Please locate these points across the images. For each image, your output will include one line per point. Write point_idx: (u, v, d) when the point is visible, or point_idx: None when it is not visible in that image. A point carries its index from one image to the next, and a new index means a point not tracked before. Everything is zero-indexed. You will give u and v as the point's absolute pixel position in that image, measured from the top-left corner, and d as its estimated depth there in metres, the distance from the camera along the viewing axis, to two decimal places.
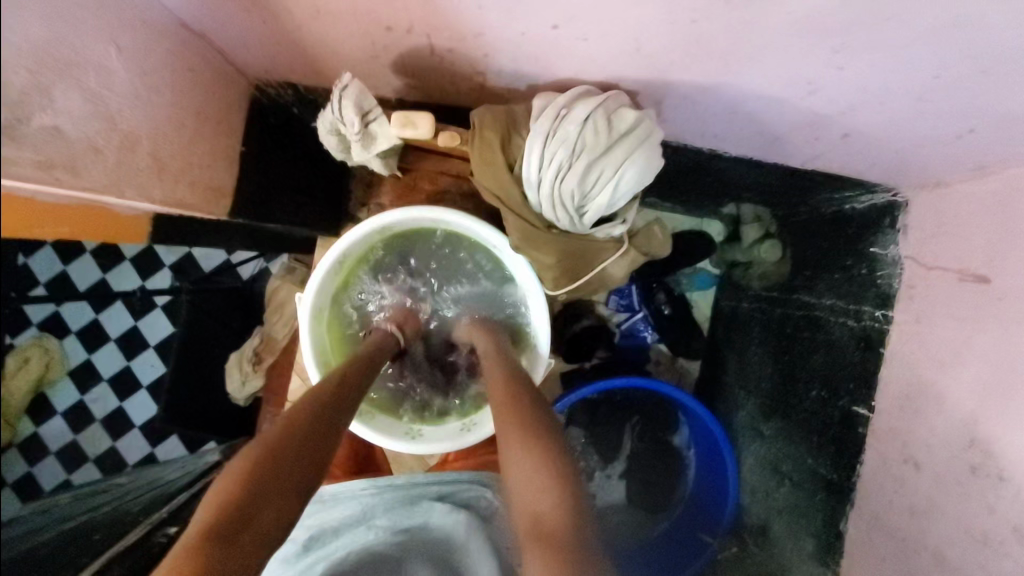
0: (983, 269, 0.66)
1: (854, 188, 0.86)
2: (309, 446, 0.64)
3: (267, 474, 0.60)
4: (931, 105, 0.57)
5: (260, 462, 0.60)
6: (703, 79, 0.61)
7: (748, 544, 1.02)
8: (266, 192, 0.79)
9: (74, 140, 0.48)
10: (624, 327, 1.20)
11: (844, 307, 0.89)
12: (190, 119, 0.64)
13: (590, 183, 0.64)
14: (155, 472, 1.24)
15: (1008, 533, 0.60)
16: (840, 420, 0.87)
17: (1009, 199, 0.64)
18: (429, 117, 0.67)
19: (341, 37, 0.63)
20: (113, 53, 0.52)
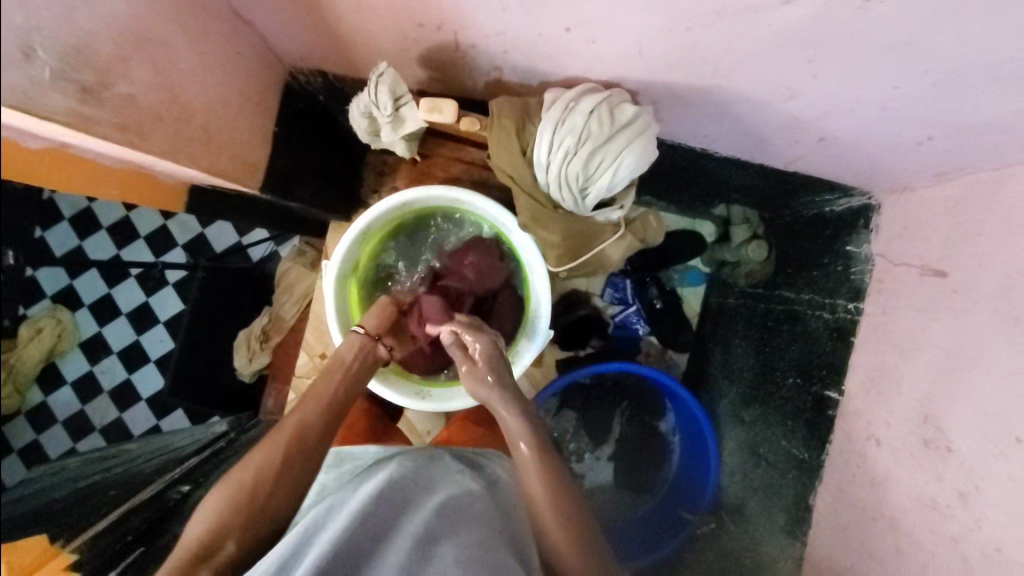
0: (941, 264, 0.74)
1: (833, 191, 0.94)
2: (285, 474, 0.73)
3: (242, 510, 0.69)
4: (895, 113, 0.64)
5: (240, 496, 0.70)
6: (696, 83, 0.68)
7: (725, 522, 1.10)
8: (291, 172, 0.86)
9: (143, 107, 0.55)
10: (618, 319, 1.27)
11: (821, 301, 0.97)
12: (234, 98, 0.70)
13: (593, 168, 0.71)
14: (162, 440, 1.27)
15: (953, 498, 0.66)
16: (812, 404, 0.94)
17: (964, 201, 0.72)
18: (454, 103, 0.74)
19: (376, 30, 0.70)
20: (179, 34, 0.59)
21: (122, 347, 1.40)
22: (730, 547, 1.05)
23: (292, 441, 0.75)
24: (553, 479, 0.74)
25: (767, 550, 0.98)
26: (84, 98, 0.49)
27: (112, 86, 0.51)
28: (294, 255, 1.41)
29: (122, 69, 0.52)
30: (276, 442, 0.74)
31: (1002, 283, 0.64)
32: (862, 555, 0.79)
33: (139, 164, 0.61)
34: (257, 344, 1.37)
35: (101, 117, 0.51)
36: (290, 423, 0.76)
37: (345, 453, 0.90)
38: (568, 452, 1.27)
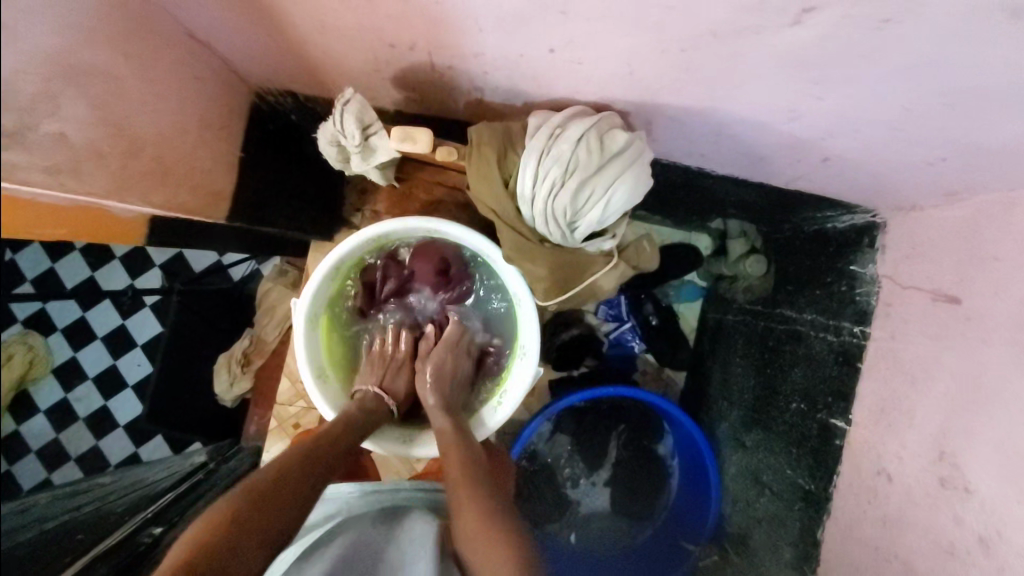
0: (954, 290, 0.69)
1: (835, 208, 0.89)
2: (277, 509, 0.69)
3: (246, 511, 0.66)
4: (904, 135, 0.60)
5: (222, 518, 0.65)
6: (691, 103, 0.63)
7: (728, 553, 1.06)
8: (264, 197, 0.80)
9: (78, 145, 0.49)
10: (612, 337, 1.22)
11: (824, 322, 0.93)
12: (193, 126, 0.65)
13: (582, 200, 0.66)
14: (138, 473, 1.19)
15: (974, 543, 0.62)
16: (817, 433, 0.90)
17: (978, 225, 0.67)
18: (429, 134, 0.69)
19: (345, 50, 0.64)
20: (119, 61, 0.53)
21: None
22: None
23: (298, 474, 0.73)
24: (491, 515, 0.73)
25: None
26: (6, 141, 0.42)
27: (41, 125, 0.45)
28: (273, 276, 1.40)
29: (54, 105, 0.46)
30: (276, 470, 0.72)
31: (1021, 314, 0.60)
32: None
33: (91, 202, 0.52)
34: (237, 368, 1.35)
35: (29, 161, 0.45)
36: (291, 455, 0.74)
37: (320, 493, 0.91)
38: (562, 478, 1.22)
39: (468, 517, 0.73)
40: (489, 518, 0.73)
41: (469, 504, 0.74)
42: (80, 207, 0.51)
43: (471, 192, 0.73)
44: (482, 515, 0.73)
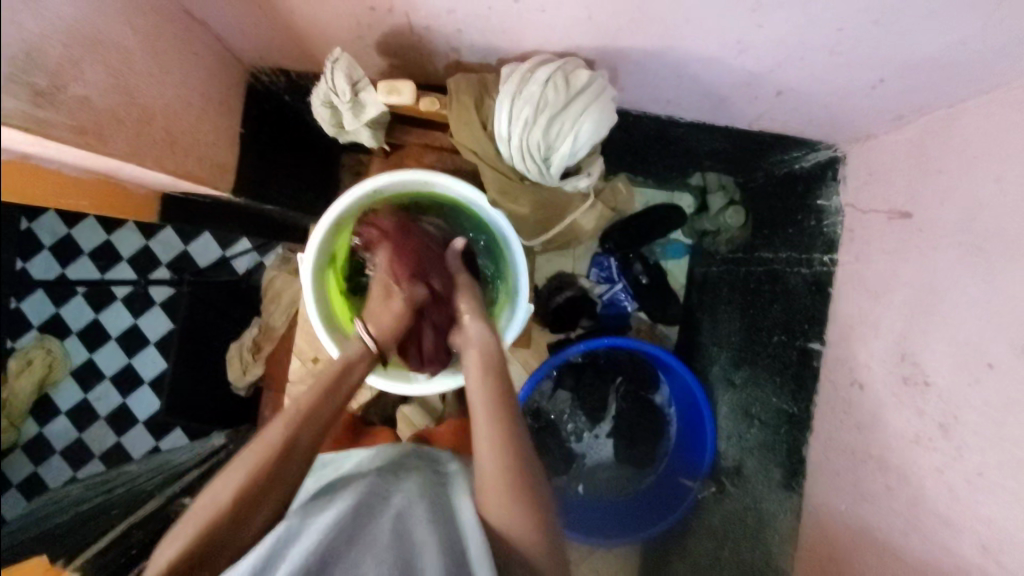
0: (906, 205, 0.75)
1: (801, 147, 0.95)
2: (267, 501, 0.69)
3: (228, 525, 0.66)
4: (840, 58, 0.67)
5: (220, 517, 0.66)
6: (649, 43, 0.69)
7: (725, 486, 1.11)
8: (263, 173, 0.87)
9: (99, 108, 0.55)
10: (605, 298, 1.27)
11: (798, 257, 0.98)
12: (195, 100, 0.71)
13: (553, 134, 0.72)
14: (162, 459, 1.26)
15: (935, 430, 0.68)
16: (798, 358, 0.96)
17: (924, 142, 0.73)
18: (412, 84, 0.75)
19: (328, 18, 0.70)
20: (131, 36, 0.59)
21: (114, 371, 1.39)
22: (731, 509, 1.07)
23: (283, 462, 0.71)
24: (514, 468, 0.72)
25: (765, 506, 1.00)
26: (39, 101, 0.48)
27: (66, 88, 0.51)
28: (279, 262, 1.36)
29: (73, 72, 0.52)
30: (256, 463, 0.70)
31: (962, 215, 0.66)
32: (855, 498, 0.81)
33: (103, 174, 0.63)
34: (248, 356, 1.32)
35: (57, 120, 0.50)
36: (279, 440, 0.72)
37: (327, 459, 0.87)
38: (566, 432, 1.28)
39: (490, 457, 0.73)
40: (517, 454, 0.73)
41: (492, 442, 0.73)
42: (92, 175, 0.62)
43: (455, 138, 0.81)
44: (512, 464, 0.72)
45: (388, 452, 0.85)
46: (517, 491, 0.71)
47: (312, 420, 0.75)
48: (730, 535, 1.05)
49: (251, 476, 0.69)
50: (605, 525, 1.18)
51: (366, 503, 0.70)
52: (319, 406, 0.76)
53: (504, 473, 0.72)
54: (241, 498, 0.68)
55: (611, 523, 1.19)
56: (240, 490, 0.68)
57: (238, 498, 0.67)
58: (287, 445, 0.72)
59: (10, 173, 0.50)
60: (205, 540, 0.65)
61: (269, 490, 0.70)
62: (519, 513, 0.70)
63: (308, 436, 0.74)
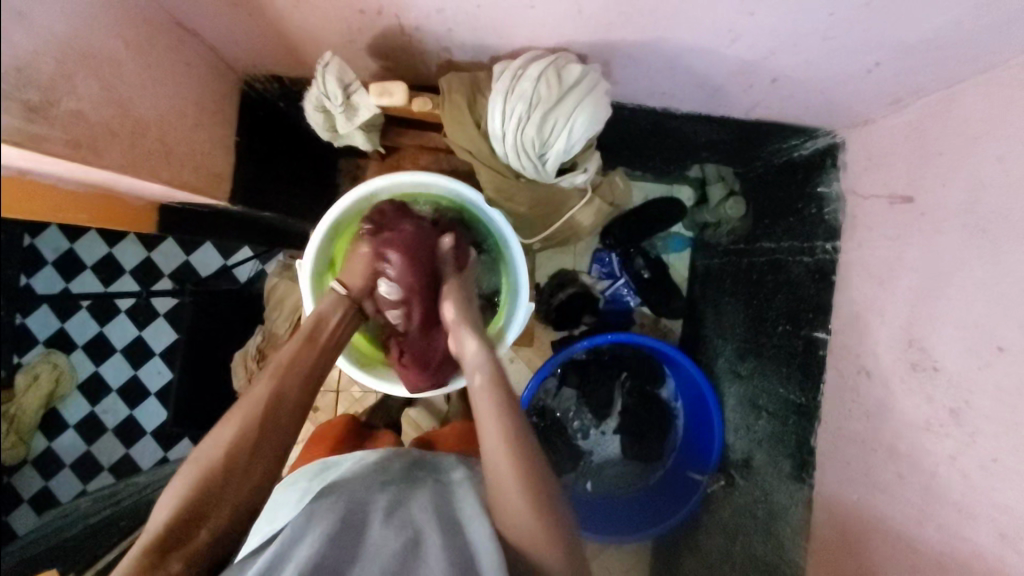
0: (908, 189, 0.74)
1: (798, 135, 0.94)
2: (260, 452, 0.70)
3: (223, 475, 0.67)
4: (836, 43, 0.66)
5: (213, 476, 0.67)
6: (642, 35, 0.68)
7: (734, 478, 1.11)
8: (260, 181, 0.87)
9: (93, 121, 0.55)
10: (608, 293, 1.27)
11: (800, 246, 0.98)
12: (189, 110, 0.71)
13: (548, 131, 0.72)
14: (171, 470, 1.26)
15: (946, 416, 0.67)
16: (804, 347, 0.95)
17: (924, 125, 0.72)
18: (404, 85, 0.75)
19: (318, 23, 0.70)
20: (121, 47, 0.59)
21: (120, 383, 1.40)
22: (741, 501, 1.07)
23: (273, 411, 0.72)
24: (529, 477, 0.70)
25: (776, 497, 0.99)
26: (31, 115, 0.48)
27: (58, 103, 0.51)
28: (278, 268, 1.36)
29: (66, 85, 0.52)
30: (248, 412, 0.71)
31: (965, 197, 0.65)
32: (866, 487, 0.80)
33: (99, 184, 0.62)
34: (253, 364, 1.31)
35: (51, 134, 0.50)
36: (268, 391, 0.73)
37: (331, 462, 0.87)
38: (573, 430, 1.28)
39: (499, 455, 0.71)
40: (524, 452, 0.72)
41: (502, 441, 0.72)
42: (87, 186, 0.61)
43: (448, 139, 0.81)
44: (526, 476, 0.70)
45: (391, 460, 0.84)
46: (528, 491, 0.69)
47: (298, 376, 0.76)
48: (740, 528, 1.05)
49: (243, 427, 0.70)
50: (616, 523, 1.18)
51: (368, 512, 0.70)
52: (304, 359, 0.78)
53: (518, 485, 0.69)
54: (236, 448, 0.69)
55: (621, 520, 1.18)
56: (232, 441, 0.69)
57: (230, 451, 0.68)
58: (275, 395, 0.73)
59: (10, 189, 0.49)
60: (202, 489, 0.66)
61: (260, 441, 0.71)
62: (532, 519, 0.67)
63: (295, 388, 0.75)
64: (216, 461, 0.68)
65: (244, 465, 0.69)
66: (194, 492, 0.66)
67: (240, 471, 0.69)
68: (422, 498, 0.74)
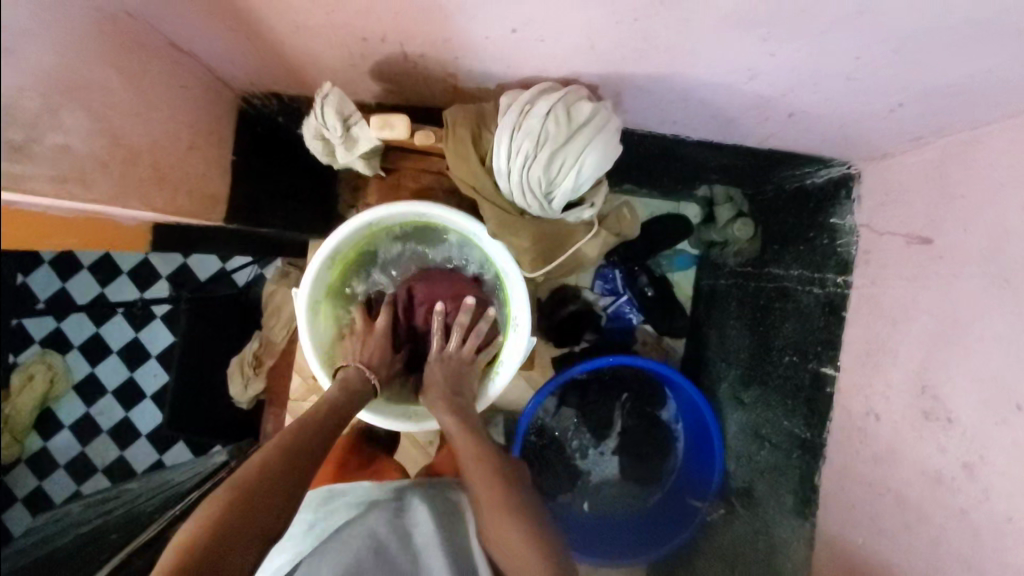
0: (927, 231, 0.71)
1: (812, 164, 0.92)
2: (285, 496, 0.69)
3: (249, 499, 0.66)
4: (859, 84, 0.64)
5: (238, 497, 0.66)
6: (656, 70, 0.66)
7: (734, 506, 1.10)
8: (258, 200, 0.85)
9: (81, 154, 0.53)
10: (610, 310, 1.24)
11: (809, 277, 0.95)
12: (183, 133, 0.68)
13: (555, 170, 0.70)
14: (164, 476, 1.24)
15: (958, 470, 0.65)
16: (810, 381, 0.93)
17: (945, 167, 0.69)
18: (405, 118, 0.73)
19: (320, 48, 0.67)
20: (113, 75, 0.57)
21: (116, 386, 1.39)
22: (740, 531, 1.05)
23: (288, 461, 0.71)
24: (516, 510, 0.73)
25: (778, 531, 0.97)
26: (15, 155, 0.46)
27: (46, 138, 0.49)
28: (277, 276, 1.31)
29: (54, 119, 0.50)
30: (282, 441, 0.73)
31: (988, 248, 0.63)
32: (871, 531, 0.78)
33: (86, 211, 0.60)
34: (249, 370, 1.29)
35: (36, 172, 0.48)
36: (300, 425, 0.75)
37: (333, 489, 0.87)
38: (571, 450, 1.25)
39: (487, 498, 0.75)
40: (524, 517, 0.73)
41: (500, 509, 0.73)
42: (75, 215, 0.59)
43: (451, 171, 0.78)
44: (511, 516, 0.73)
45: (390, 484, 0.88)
46: (516, 524, 0.72)
47: (330, 416, 0.78)
48: (738, 557, 1.03)
49: (275, 454, 0.71)
50: (607, 542, 1.16)
51: (380, 545, 0.72)
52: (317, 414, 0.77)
53: (506, 520, 0.73)
54: (268, 473, 0.69)
55: (613, 541, 1.17)
56: (265, 466, 0.69)
57: (254, 484, 0.68)
58: (290, 444, 0.73)
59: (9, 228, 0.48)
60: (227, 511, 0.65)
61: (269, 490, 0.68)
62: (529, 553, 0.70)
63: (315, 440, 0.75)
64: (244, 486, 0.67)
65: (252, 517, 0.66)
66: (221, 516, 0.64)
67: (267, 499, 0.68)
68: (432, 534, 0.76)
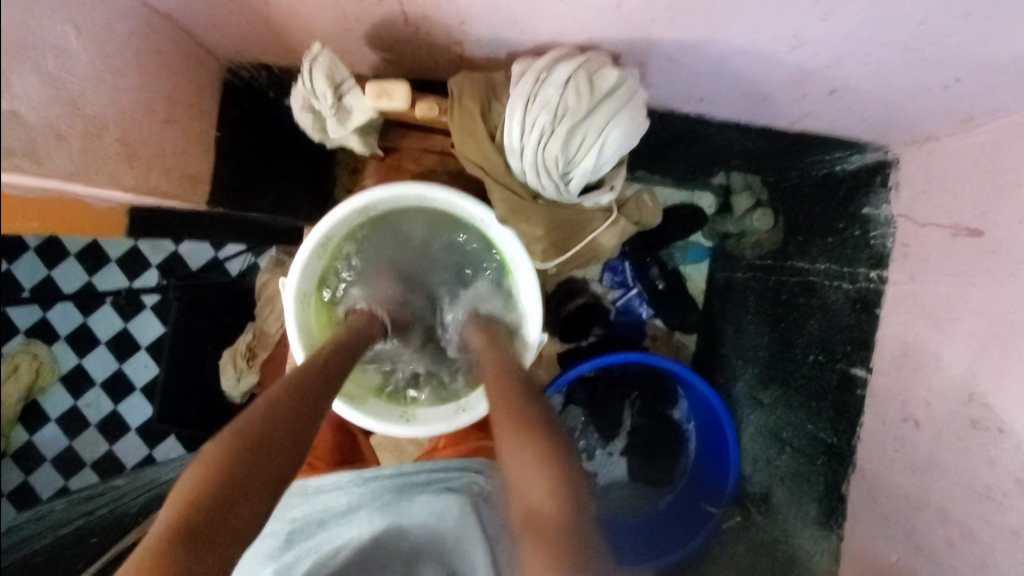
0: (977, 221, 0.65)
1: (844, 148, 0.85)
2: (288, 438, 0.62)
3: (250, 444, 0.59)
4: (917, 54, 0.57)
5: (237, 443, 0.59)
6: (686, 36, 0.59)
7: (751, 512, 1.04)
8: (245, 180, 0.78)
9: (35, 123, 0.47)
10: (620, 304, 1.18)
11: (838, 271, 0.88)
12: (159, 104, 0.62)
13: (574, 147, 0.63)
14: (153, 473, 1.19)
15: (1012, 485, 0.59)
16: (837, 383, 0.86)
17: (1000, 148, 0.63)
18: (404, 86, 0.67)
19: (311, 10, 0.60)
20: (72, 34, 0.50)
21: (104, 377, 1.33)
22: (758, 538, 1.01)
23: (283, 423, 0.62)
24: (543, 448, 0.61)
25: (799, 542, 0.91)
26: None
27: None
28: (271, 264, 1.25)
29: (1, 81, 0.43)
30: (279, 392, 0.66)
31: None
32: (907, 547, 0.73)
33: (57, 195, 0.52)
34: (242, 362, 1.22)
35: None
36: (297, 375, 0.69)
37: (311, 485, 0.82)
38: (578, 450, 1.19)
39: (510, 439, 0.63)
40: (552, 458, 0.60)
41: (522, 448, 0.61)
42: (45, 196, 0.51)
43: (456, 150, 0.71)
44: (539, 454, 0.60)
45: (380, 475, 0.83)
46: (541, 464, 0.59)
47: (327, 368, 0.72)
48: (756, 566, 0.98)
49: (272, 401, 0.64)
50: (614, 545, 1.11)
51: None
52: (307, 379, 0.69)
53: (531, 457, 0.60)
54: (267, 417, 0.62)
55: (621, 545, 1.12)
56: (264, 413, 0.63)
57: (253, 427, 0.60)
58: (286, 396, 0.65)
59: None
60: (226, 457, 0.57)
61: (264, 455, 0.59)
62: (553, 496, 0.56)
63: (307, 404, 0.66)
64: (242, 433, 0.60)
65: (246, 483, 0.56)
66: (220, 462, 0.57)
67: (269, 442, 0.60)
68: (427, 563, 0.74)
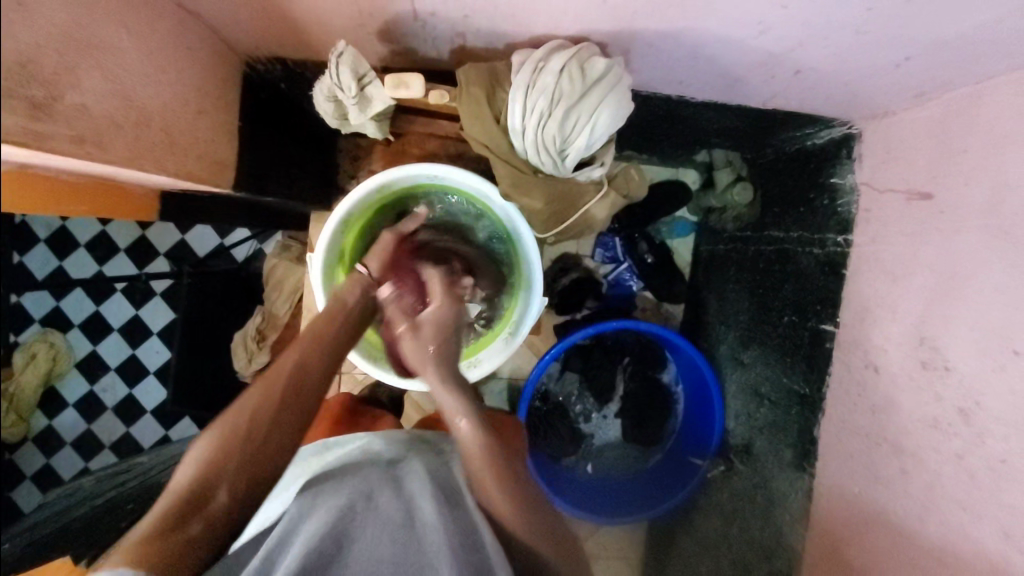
0: (928, 186, 0.73)
1: (812, 124, 0.93)
2: (278, 434, 0.68)
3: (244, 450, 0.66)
4: (868, 37, 0.65)
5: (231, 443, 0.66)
6: (667, 26, 0.66)
7: (733, 463, 1.13)
8: (263, 167, 0.84)
9: (96, 115, 0.53)
10: (611, 278, 1.26)
11: (809, 237, 0.97)
12: (192, 97, 0.68)
13: (569, 127, 0.71)
14: (173, 450, 1.25)
15: (955, 414, 0.68)
16: (810, 339, 0.95)
17: (946, 121, 0.71)
18: (420, 78, 0.73)
19: (329, 8, 0.67)
20: (122, 34, 0.56)
21: (119, 362, 1.39)
22: (738, 486, 1.09)
23: (275, 414, 0.68)
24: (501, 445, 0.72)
25: (776, 484, 1.01)
26: (34, 112, 0.46)
27: (62, 97, 0.49)
28: (278, 250, 1.29)
29: (69, 78, 0.50)
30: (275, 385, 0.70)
31: (988, 199, 0.64)
32: (869, 479, 0.82)
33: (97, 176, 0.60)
34: (253, 344, 1.26)
35: (54, 131, 0.48)
36: (292, 359, 0.72)
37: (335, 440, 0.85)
38: (574, 414, 1.28)
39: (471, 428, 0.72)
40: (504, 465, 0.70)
41: (479, 443, 0.71)
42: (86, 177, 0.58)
43: (465, 132, 0.79)
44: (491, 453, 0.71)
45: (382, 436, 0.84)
46: (496, 464, 0.70)
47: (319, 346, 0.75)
48: (738, 510, 1.07)
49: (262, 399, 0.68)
50: (603, 500, 1.21)
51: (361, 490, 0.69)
52: (330, 342, 0.76)
53: (486, 453, 0.70)
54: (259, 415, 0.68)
55: (607, 499, 1.22)
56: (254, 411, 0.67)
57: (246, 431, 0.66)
58: (278, 396, 0.69)
59: (4, 183, 0.47)
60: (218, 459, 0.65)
61: (236, 465, 0.65)
62: (505, 496, 0.68)
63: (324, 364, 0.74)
64: (237, 432, 0.66)
65: (260, 446, 0.67)
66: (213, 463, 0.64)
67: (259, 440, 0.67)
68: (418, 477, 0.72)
